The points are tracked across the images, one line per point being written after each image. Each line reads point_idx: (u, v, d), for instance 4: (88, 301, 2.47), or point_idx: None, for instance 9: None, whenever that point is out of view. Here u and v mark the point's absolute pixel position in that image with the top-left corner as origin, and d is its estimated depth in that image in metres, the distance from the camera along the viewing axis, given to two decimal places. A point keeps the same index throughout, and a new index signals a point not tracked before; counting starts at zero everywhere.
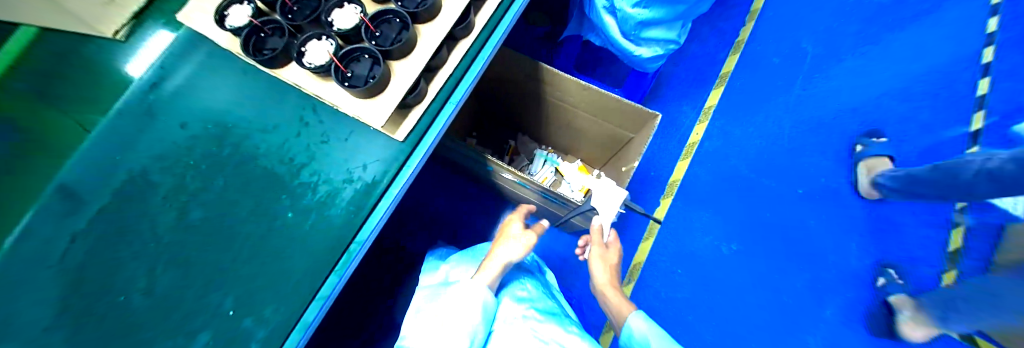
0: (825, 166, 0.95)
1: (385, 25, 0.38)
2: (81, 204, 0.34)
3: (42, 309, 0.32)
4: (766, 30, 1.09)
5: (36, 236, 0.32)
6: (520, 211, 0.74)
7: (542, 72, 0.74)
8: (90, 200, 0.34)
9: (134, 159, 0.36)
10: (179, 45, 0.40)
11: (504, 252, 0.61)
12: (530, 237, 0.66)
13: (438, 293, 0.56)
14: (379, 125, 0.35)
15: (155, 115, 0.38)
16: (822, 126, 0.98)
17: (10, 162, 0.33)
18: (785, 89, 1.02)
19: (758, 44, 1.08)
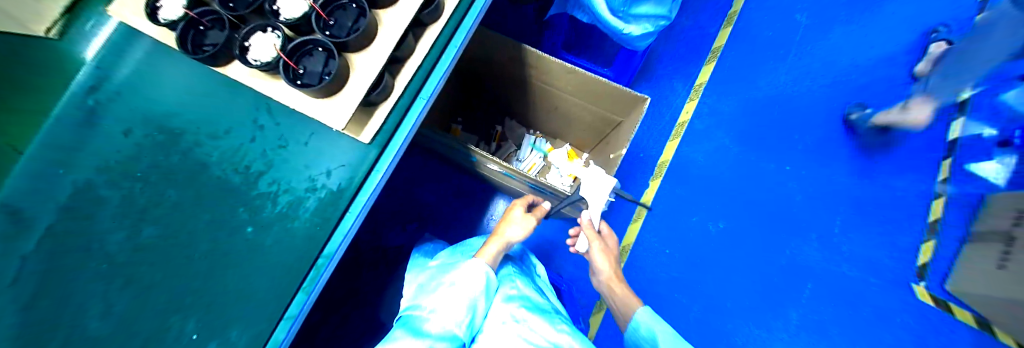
0: None
1: (340, 11, 0.34)
2: (27, 224, 0.28)
3: None
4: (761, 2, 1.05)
5: None
6: (526, 197, 0.69)
7: (526, 54, 0.69)
8: (36, 219, 0.29)
9: (79, 170, 0.30)
10: (118, 37, 0.32)
11: (511, 232, 0.61)
12: (530, 221, 0.63)
13: (442, 273, 0.55)
14: (340, 128, 0.32)
15: (96, 120, 0.30)
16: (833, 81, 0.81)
17: None
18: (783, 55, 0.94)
19: (753, 17, 1.05)
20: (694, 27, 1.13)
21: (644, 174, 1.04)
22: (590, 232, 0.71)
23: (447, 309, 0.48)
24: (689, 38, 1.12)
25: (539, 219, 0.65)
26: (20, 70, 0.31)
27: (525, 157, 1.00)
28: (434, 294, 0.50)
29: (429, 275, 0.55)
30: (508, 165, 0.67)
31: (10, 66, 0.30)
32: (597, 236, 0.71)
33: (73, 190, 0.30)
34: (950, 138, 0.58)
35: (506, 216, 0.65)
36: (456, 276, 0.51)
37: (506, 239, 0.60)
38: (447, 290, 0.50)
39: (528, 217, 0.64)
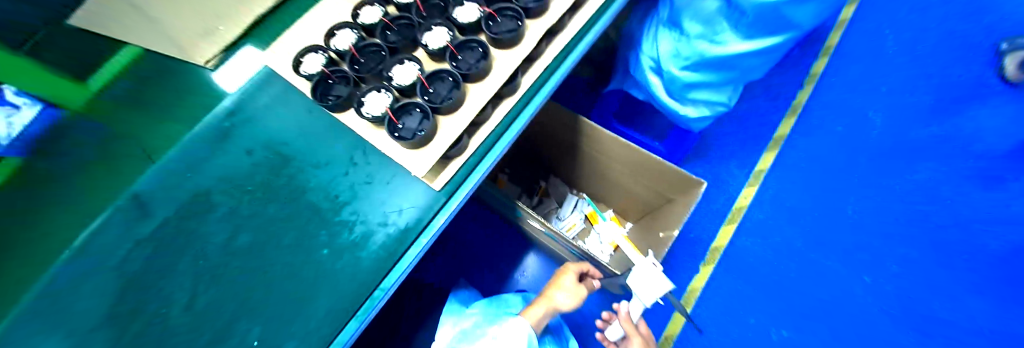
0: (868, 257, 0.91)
1: (438, 82, 0.41)
2: (149, 209, 0.38)
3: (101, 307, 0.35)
4: (824, 99, 1.06)
5: (106, 237, 0.37)
6: (580, 264, 0.66)
7: (582, 125, 0.74)
8: (158, 206, 0.38)
9: (200, 178, 0.40)
10: (262, 77, 0.44)
11: (561, 297, 0.60)
12: (580, 293, 0.62)
13: (487, 325, 0.55)
14: (421, 175, 0.36)
15: (229, 138, 0.42)
16: (865, 217, 0.94)
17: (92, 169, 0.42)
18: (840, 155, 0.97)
19: (816, 113, 1.05)
20: (752, 112, 1.06)
21: (689, 265, 0.92)
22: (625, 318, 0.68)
23: None
24: (745, 123, 1.05)
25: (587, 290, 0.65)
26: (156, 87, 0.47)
27: (565, 216, 1.01)
28: (477, 344, 0.50)
29: (469, 332, 0.54)
30: (550, 225, 0.69)
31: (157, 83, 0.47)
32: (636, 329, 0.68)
33: (196, 191, 0.40)
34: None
35: (555, 280, 0.64)
36: (499, 331, 0.52)
37: (556, 304, 0.60)
38: (490, 342, 0.50)
39: (579, 287, 0.62)
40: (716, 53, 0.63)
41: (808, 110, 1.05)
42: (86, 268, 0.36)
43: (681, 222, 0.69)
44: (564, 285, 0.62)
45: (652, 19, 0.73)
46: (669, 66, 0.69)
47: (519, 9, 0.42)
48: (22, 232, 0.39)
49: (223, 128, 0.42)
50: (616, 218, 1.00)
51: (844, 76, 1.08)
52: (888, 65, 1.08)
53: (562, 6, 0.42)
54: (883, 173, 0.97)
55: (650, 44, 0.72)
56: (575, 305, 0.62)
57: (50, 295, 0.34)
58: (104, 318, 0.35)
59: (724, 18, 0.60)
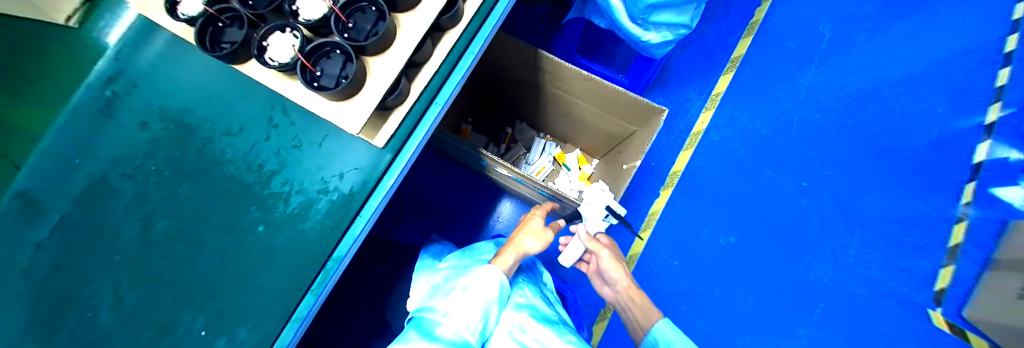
0: (831, 147, 0.80)
1: (359, 14, 0.33)
2: (42, 211, 0.30)
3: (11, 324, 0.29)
4: (783, 9, 1.01)
5: None
6: (545, 207, 0.67)
7: (541, 60, 0.69)
8: (51, 209, 0.30)
9: (93, 161, 0.32)
10: (134, 33, 0.35)
11: (528, 243, 0.60)
12: (548, 235, 0.63)
13: (456, 274, 0.54)
14: (356, 132, 0.31)
15: (113, 113, 0.33)
16: (824, 113, 0.85)
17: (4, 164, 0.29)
18: (800, 67, 0.92)
19: (773, 24, 1.00)
20: (711, 37, 1.05)
21: (652, 187, 0.93)
22: (582, 235, 0.67)
23: (459, 312, 0.48)
24: (703, 45, 1.04)
25: (556, 234, 0.65)
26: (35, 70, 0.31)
27: (533, 161, 1.00)
28: (448, 298, 0.50)
29: (441, 288, 0.53)
30: (518, 169, 0.66)
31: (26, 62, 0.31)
32: (600, 244, 0.69)
33: (88, 181, 0.32)
34: (996, 85, 0.67)
35: (522, 226, 0.63)
36: (470, 281, 0.51)
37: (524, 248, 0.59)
38: (461, 294, 0.49)
39: (546, 231, 0.63)
40: None
41: (765, 25, 1.01)
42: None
43: (642, 153, 0.70)
44: (531, 229, 0.62)
45: None
46: None
47: None
48: None
49: (106, 95, 0.33)
50: (583, 157, 1.00)
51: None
52: None
53: None
54: (846, 66, 0.87)
55: None
56: (542, 248, 0.63)
57: None
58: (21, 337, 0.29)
59: None
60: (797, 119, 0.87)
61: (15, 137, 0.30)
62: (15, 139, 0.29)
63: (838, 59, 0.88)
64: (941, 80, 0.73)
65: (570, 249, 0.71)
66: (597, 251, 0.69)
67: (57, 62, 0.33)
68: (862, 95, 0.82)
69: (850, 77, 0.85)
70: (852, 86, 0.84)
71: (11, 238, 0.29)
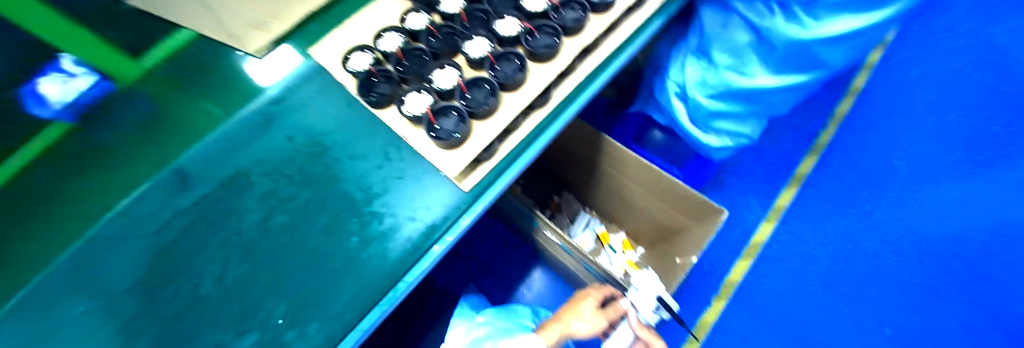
0: (867, 286, 0.92)
1: (476, 89, 0.43)
2: (191, 186, 0.45)
3: (149, 258, 0.42)
4: (847, 143, 1.05)
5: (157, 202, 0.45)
6: (602, 289, 0.65)
7: (604, 144, 0.75)
8: (197, 184, 0.45)
9: (240, 159, 0.46)
10: (303, 73, 0.50)
11: (578, 326, 0.60)
12: (599, 321, 0.61)
13: (498, 335, 0.59)
14: (453, 174, 0.39)
15: (268, 127, 0.48)
16: (874, 256, 0.94)
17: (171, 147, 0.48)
18: (858, 203, 0.98)
19: (840, 156, 1.04)
20: (776, 150, 1.06)
21: (704, 292, 0.93)
22: (632, 320, 0.67)
23: None
24: (768, 158, 1.05)
25: (607, 319, 0.63)
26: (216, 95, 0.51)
27: (576, 233, 1.02)
28: None
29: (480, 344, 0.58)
30: (567, 237, 0.69)
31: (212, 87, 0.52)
32: (652, 334, 0.68)
33: (234, 172, 0.46)
34: None
35: (573, 306, 0.63)
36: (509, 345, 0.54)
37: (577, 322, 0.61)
38: None
39: (598, 317, 0.61)
40: (743, 85, 0.61)
41: (830, 153, 1.04)
42: (139, 226, 0.44)
43: (699, 251, 0.70)
44: (582, 313, 0.61)
45: (679, 47, 0.71)
46: (694, 93, 0.68)
47: (557, 27, 0.44)
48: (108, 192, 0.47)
49: (267, 114, 0.49)
50: (628, 242, 1.00)
51: (865, 119, 1.07)
52: (917, 112, 1.07)
53: (598, 29, 0.46)
54: (888, 222, 0.96)
55: (677, 70, 0.70)
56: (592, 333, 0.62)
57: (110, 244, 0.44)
58: (154, 269, 0.42)
59: (752, 51, 0.58)
60: (856, 254, 0.94)
61: (191, 135, 0.49)
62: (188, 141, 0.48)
63: (892, 209, 0.98)
64: (935, 256, 0.93)
65: (617, 335, 0.68)
66: (650, 341, 0.67)
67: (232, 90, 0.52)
68: (890, 256, 0.94)
69: (890, 231, 0.95)
70: (912, 248, 0.94)
71: (173, 199, 0.45)
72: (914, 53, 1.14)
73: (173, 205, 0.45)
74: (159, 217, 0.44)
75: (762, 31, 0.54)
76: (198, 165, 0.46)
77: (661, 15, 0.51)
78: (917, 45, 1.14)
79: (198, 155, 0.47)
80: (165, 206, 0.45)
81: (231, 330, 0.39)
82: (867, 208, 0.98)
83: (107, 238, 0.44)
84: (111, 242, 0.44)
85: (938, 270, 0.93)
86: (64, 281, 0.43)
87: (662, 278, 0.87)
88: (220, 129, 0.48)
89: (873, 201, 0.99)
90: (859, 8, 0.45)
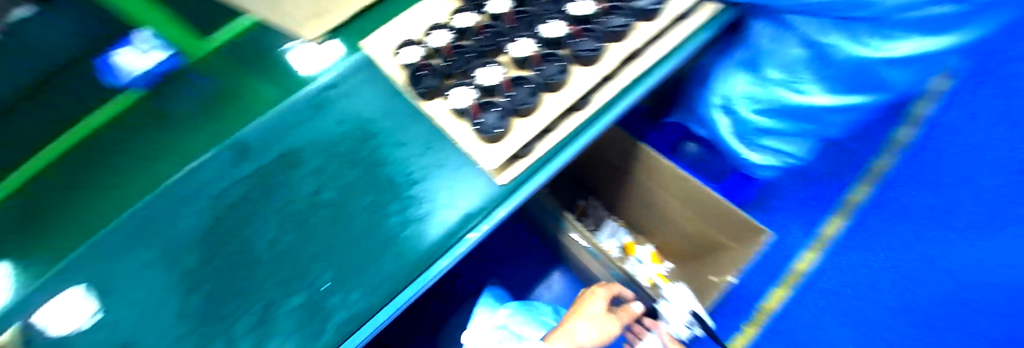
0: (914, 331, 0.87)
1: (518, 87, 0.45)
2: (252, 158, 0.50)
3: (210, 220, 0.47)
4: (901, 175, 0.98)
5: (213, 171, 0.49)
6: (610, 287, 0.67)
7: (640, 153, 0.74)
8: (258, 157, 0.50)
9: (297, 139, 0.51)
10: (359, 65, 0.55)
11: (583, 327, 0.63)
12: (607, 319, 0.65)
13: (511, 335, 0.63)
14: (491, 168, 0.40)
15: (323, 111, 0.52)
16: (922, 299, 0.89)
17: (229, 119, 0.53)
18: (910, 241, 0.93)
19: (895, 189, 0.97)
20: (824, 177, 1.00)
21: (736, 318, 0.91)
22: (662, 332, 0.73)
23: None
24: (815, 183, 1.00)
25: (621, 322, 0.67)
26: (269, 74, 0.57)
27: (602, 240, 1.01)
28: None
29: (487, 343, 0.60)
30: (595, 242, 0.70)
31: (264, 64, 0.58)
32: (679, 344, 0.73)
33: (290, 149, 0.50)
34: None
35: (578, 307, 0.65)
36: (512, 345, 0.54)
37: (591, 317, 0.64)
38: None
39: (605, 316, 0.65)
40: (795, 102, 0.59)
41: (885, 184, 0.98)
42: (198, 188, 0.48)
43: (739, 271, 0.71)
44: (587, 314, 0.64)
45: (723, 58, 0.67)
46: (740, 108, 0.65)
47: (603, 33, 0.46)
48: (173, 157, 0.51)
49: (322, 99, 0.53)
50: (656, 255, 0.99)
51: (925, 149, 1.00)
52: (992, 147, 0.98)
53: (645, 35, 0.47)
54: (942, 266, 0.91)
55: (721, 83, 0.66)
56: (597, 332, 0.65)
57: (168, 204, 0.48)
58: (216, 230, 0.46)
59: (808, 66, 0.55)
60: (900, 296, 0.89)
61: (248, 110, 0.53)
62: (246, 117, 0.53)
63: (945, 252, 0.92)
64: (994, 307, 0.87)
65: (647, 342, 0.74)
66: None
67: (284, 71, 0.57)
68: (943, 302, 0.88)
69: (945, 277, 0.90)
70: (969, 295, 0.88)
71: (233, 168, 0.49)
72: (990, 83, 1.04)
73: (232, 174, 0.49)
74: (219, 184, 0.48)
75: (820, 51, 0.51)
76: (258, 139, 0.51)
77: (708, 28, 0.50)
78: (998, 72, 1.04)
79: (258, 130, 0.51)
80: (224, 174, 0.49)
81: (283, 290, 0.43)
82: (925, 251, 0.92)
83: (172, 202, 0.48)
84: (172, 203, 0.48)
85: (995, 320, 0.86)
86: (133, 234, 0.47)
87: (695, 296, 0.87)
88: (278, 108, 0.53)
89: (926, 243, 0.92)
90: (928, 30, 0.43)
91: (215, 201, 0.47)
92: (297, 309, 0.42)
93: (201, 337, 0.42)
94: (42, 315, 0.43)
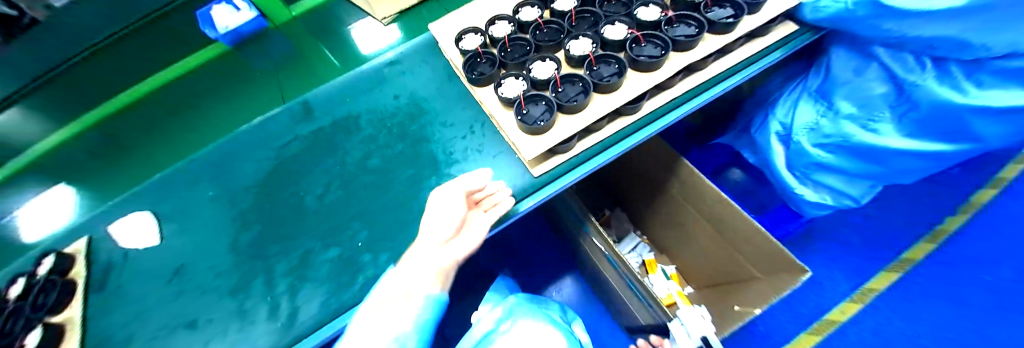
0: None
1: (568, 84, 0.45)
2: (313, 117, 0.54)
3: (269, 166, 0.52)
4: (973, 240, 0.88)
5: (278, 122, 0.54)
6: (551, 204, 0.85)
7: (680, 168, 0.70)
8: (318, 118, 0.54)
9: (355, 106, 0.54)
10: (421, 45, 0.57)
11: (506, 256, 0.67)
12: None
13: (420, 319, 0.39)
14: (529, 158, 0.41)
15: (381, 83, 0.55)
16: None
17: (304, 83, 0.61)
18: (974, 313, 0.82)
19: (961, 251, 0.88)
20: (881, 228, 0.92)
21: None
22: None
23: None
24: (869, 232, 0.92)
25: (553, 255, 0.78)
26: (340, 46, 0.63)
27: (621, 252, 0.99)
28: None
29: None
30: (617, 250, 0.67)
31: (337, 36, 0.65)
32: None
33: (346, 115, 0.54)
34: None
35: None
36: None
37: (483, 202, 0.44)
38: None
39: None
40: (867, 141, 0.53)
41: (949, 245, 0.88)
42: (263, 138, 0.53)
43: (766, 304, 0.62)
44: None
45: (796, 85, 0.64)
46: (801, 138, 0.59)
47: (667, 40, 0.44)
48: (256, 109, 0.60)
49: (383, 71, 0.56)
50: (678, 277, 0.96)
51: (1006, 219, 0.89)
52: None
53: (710, 49, 0.44)
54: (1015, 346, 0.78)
55: (786, 109, 0.63)
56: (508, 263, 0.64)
57: (234, 146, 0.53)
58: (272, 176, 0.51)
59: (887, 106, 0.50)
60: None
61: (322, 77, 0.61)
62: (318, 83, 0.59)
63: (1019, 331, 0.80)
64: None
65: None
66: None
67: (355, 45, 0.63)
68: None
69: None
70: None
71: (296, 123, 0.53)
72: None
73: (296, 129, 0.53)
74: (282, 137, 0.53)
75: (906, 91, 0.47)
76: (321, 101, 0.54)
77: (780, 49, 0.48)
78: None
79: (321, 91, 0.55)
80: (288, 129, 0.53)
81: (323, 241, 0.46)
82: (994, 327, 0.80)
83: (237, 144, 0.53)
84: (240, 146, 0.53)
85: None
86: (205, 169, 0.53)
87: (714, 323, 0.77)
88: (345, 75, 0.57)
89: (998, 319, 0.81)
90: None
91: (275, 151, 0.52)
92: (331, 260, 0.45)
93: (244, 270, 0.46)
94: (116, 228, 0.50)
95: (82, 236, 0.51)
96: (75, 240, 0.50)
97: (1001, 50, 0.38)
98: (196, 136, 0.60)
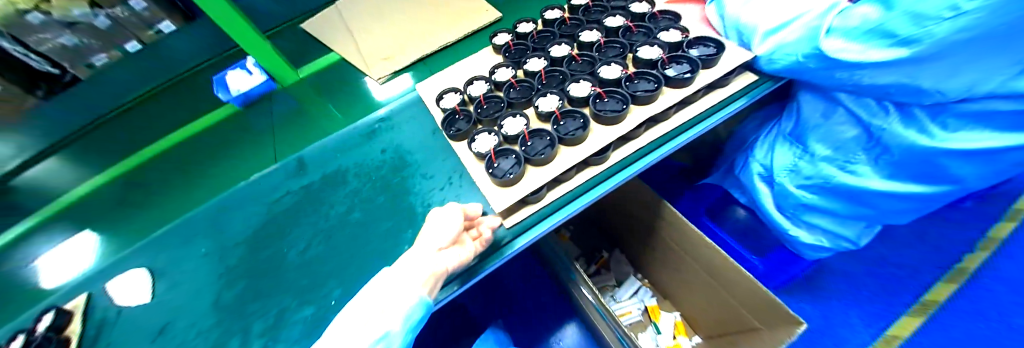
0: None
1: (537, 139, 0.47)
2: (305, 172, 0.57)
3: (260, 221, 0.54)
4: (999, 279, 0.83)
5: (274, 179, 0.57)
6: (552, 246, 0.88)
7: (664, 212, 0.70)
8: (309, 173, 0.57)
9: (345, 160, 0.58)
10: (409, 103, 0.62)
11: None
12: None
13: (409, 322, 0.34)
14: (499, 209, 0.42)
15: (371, 138, 0.59)
16: None
17: (296, 137, 0.64)
18: None
19: (987, 293, 0.81)
20: (894, 267, 0.87)
21: None
22: None
23: None
24: (882, 272, 0.87)
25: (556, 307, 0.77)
26: (336, 103, 0.67)
27: (621, 298, 0.96)
28: None
29: None
30: (603, 300, 0.66)
31: (335, 94, 0.69)
32: None
33: (336, 169, 0.57)
34: None
35: None
36: None
37: (476, 225, 0.44)
38: None
39: None
40: (848, 183, 0.53)
41: (972, 285, 0.83)
42: (258, 194, 0.56)
43: None
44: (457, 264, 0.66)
45: (772, 128, 0.66)
46: (782, 179, 0.61)
47: (627, 95, 0.47)
48: (249, 163, 0.62)
49: (373, 128, 0.60)
50: (682, 326, 0.91)
51: None
52: None
53: (671, 101, 0.46)
54: None
55: (765, 151, 0.64)
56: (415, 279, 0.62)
57: (230, 203, 0.56)
58: (262, 231, 0.53)
59: (861, 148, 0.51)
60: None
61: (315, 132, 0.63)
62: (311, 138, 0.62)
63: None
64: None
65: None
66: None
67: (348, 101, 0.67)
68: None
69: None
70: None
71: (289, 179, 0.57)
72: None
73: (288, 185, 0.56)
74: (275, 192, 0.56)
75: (875, 136, 0.48)
76: (315, 158, 0.59)
77: (741, 97, 0.50)
78: None
79: (316, 149, 0.59)
80: (281, 184, 0.57)
81: (300, 296, 0.47)
82: None
83: (235, 200, 0.56)
84: (237, 202, 0.56)
85: None
86: (203, 224, 0.56)
87: None
88: (338, 132, 0.61)
89: None
90: (996, 126, 0.40)
91: (267, 206, 0.55)
92: (306, 317, 0.45)
93: (225, 327, 0.47)
94: (113, 285, 0.52)
95: (83, 292, 0.52)
96: (75, 296, 0.52)
97: (957, 96, 0.37)
98: (185, 190, 0.61)
